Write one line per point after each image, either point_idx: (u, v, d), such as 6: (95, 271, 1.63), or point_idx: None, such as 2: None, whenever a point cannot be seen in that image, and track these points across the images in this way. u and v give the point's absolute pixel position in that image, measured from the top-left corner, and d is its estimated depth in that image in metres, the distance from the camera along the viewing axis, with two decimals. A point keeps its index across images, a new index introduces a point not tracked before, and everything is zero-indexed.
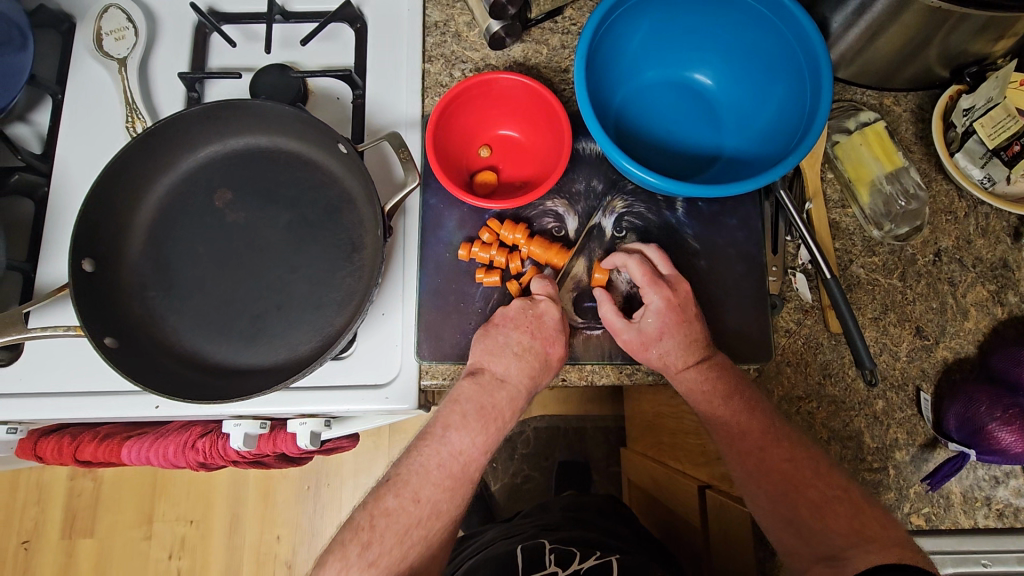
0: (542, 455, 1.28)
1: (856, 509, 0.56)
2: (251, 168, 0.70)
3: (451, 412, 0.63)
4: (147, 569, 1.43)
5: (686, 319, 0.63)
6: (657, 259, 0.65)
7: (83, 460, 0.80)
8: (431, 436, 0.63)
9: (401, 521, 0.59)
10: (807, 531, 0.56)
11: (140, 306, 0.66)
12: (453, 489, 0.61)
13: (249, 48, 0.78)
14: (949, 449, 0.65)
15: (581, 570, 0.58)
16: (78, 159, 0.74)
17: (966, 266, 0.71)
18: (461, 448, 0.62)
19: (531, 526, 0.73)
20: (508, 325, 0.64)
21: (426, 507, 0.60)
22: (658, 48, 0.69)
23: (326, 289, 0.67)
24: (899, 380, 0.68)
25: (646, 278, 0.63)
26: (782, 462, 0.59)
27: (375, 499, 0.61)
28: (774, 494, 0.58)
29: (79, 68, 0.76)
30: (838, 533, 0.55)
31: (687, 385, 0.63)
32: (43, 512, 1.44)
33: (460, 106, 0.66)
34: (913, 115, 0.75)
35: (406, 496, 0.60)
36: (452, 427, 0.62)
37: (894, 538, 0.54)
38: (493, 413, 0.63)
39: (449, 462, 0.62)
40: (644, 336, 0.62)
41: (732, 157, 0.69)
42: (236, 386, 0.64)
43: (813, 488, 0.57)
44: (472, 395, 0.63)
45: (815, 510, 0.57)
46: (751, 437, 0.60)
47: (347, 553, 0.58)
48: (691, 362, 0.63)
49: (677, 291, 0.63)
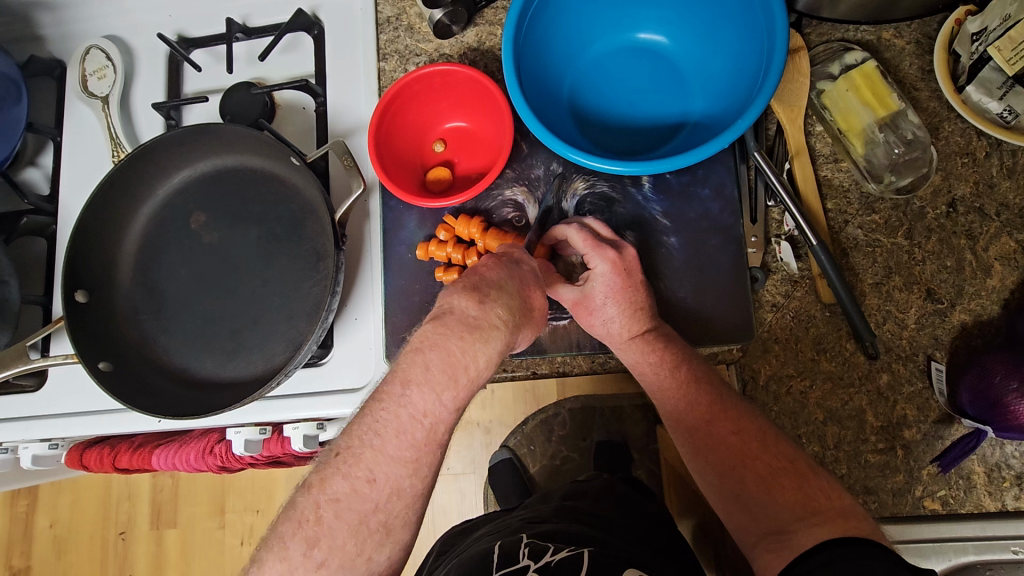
0: (580, 435, 1.07)
1: (803, 480, 0.49)
2: (221, 189, 0.73)
3: (412, 363, 0.44)
4: (224, 554, 1.57)
5: (632, 285, 0.57)
6: (598, 227, 0.60)
7: (122, 467, 0.88)
8: (387, 397, 0.44)
9: (355, 508, 0.42)
10: (754, 506, 0.50)
11: (133, 329, 0.71)
12: (416, 462, 0.43)
13: (216, 70, 0.80)
14: (965, 425, 0.58)
15: (551, 562, 0.56)
16: (78, 195, 0.80)
17: (988, 215, 0.62)
18: (425, 410, 0.43)
19: (521, 519, 0.74)
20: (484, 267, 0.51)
21: (384, 489, 0.43)
22: (604, 16, 0.64)
23: (296, 300, 0.68)
24: (907, 351, 0.61)
25: (588, 244, 0.58)
26: (731, 435, 0.53)
27: (319, 483, 0.43)
28: (720, 469, 0.53)
29: (74, 111, 0.82)
30: (784, 507, 0.48)
31: (633, 358, 0.58)
32: (133, 507, 1.60)
33: (401, 105, 0.65)
34: (918, 47, 0.66)
35: (358, 477, 0.43)
36: (413, 383, 0.43)
37: (843, 509, 0.46)
38: (464, 364, 0.44)
39: (410, 429, 0.43)
40: (587, 304, 0.59)
41: (698, 122, 0.63)
42: (221, 399, 0.67)
43: (761, 461, 0.51)
44: (437, 339, 0.44)
45: (764, 485, 0.50)
46: (697, 410, 0.55)
47: (289, 552, 0.42)
48: (636, 332, 0.58)
49: (622, 254, 0.58)
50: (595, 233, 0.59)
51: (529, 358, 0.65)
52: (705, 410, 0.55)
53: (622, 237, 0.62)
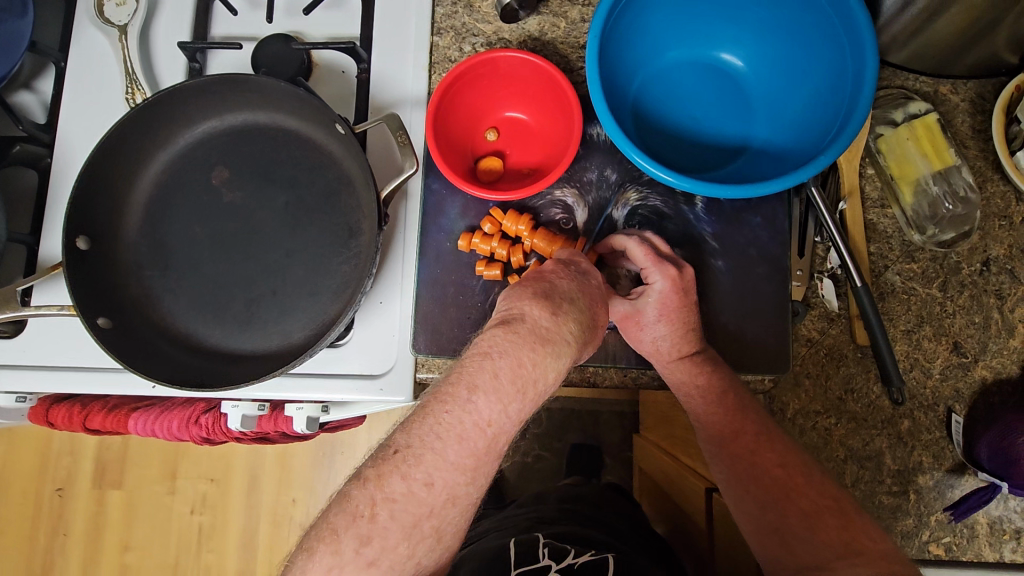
0: (555, 436, 1.36)
1: (846, 519, 0.53)
2: (249, 146, 0.68)
3: (481, 369, 0.46)
4: (171, 521, 1.49)
5: (687, 305, 0.58)
6: (658, 241, 0.60)
7: (92, 427, 0.81)
8: (452, 400, 0.45)
9: (410, 509, 0.44)
10: (794, 540, 0.54)
11: (136, 284, 0.65)
12: (474, 470, 0.46)
13: (252, 17, 0.74)
14: (978, 478, 0.60)
15: (574, 563, 0.65)
16: (81, 130, 0.72)
17: (1018, 278, 0.64)
18: (490, 418, 0.45)
19: (525, 519, 0.82)
20: (550, 276, 0.52)
21: (440, 494, 0.45)
22: (684, 26, 0.63)
23: (322, 276, 0.64)
24: (929, 400, 0.63)
25: (649, 258, 0.57)
26: (774, 467, 0.57)
27: (376, 479, 0.45)
28: (761, 500, 0.57)
29: (83, 37, 0.74)
30: (824, 545, 0.53)
31: (678, 378, 0.60)
32: (75, 463, 1.50)
33: (463, 86, 0.61)
34: (972, 105, 0.67)
35: (416, 479, 0.45)
36: (480, 390, 0.45)
37: (885, 552, 0.51)
38: (533, 376, 0.46)
39: (473, 437, 0.45)
40: (638, 320, 0.59)
41: (761, 148, 0.62)
42: (231, 372, 0.63)
43: (806, 496, 0.55)
44: (508, 347, 0.46)
45: (806, 521, 0.54)
46: (743, 439, 0.59)
47: (341, 547, 0.44)
48: (685, 353, 0.59)
49: (682, 273, 0.58)
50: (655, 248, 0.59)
51: None
52: (750, 439, 0.59)
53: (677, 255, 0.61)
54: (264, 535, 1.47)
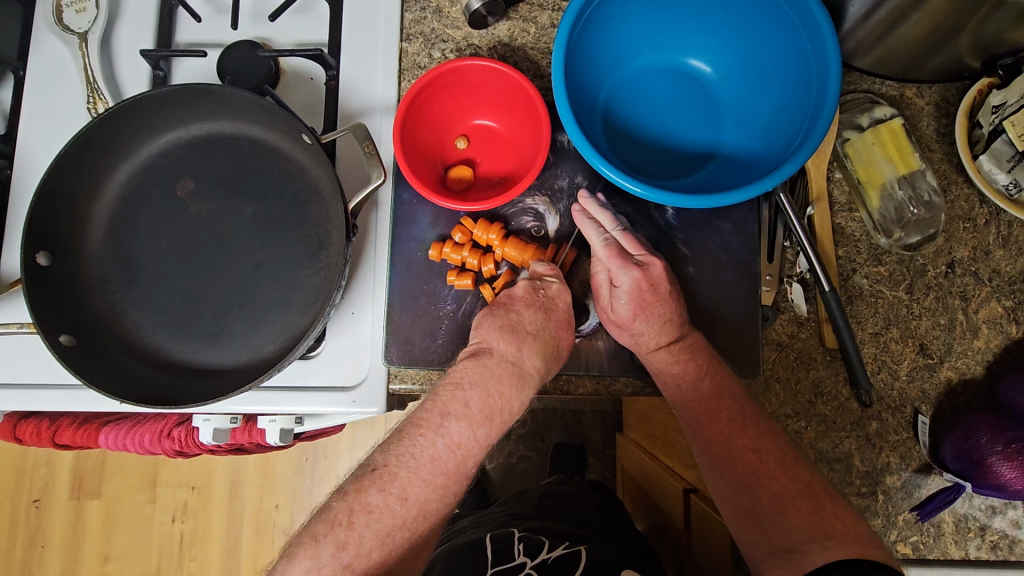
0: (538, 436, 1.38)
1: (818, 504, 0.56)
2: (215, 156, 0.66)
3: (454, 398, 0.55)
4: (152, 531, 1.48)
5: (660, 300, 0.59)
6: (627, 239, 0.61)
7: (61, 443, 0.81)
8: (426, 425, 0.55)
9: (385, 520, 0.52)
10: (766, 522, 0.56)
11: (100, 300, 0.64)
12: (444, 488, 0.54)
13: (217, 23, 0.73)
14: (944, 478, 0.61)
15: (548, 559, 0.66)
16: (42, 141, 0.71)
17: (982, 279, 0.65)
18: (459, 441, 0.55)
19: (503, 513, 0.84)
20: (518, 304, 0.59)
21: (412, 507, 0.53)
22: (653, 33, 0.63)
23: (291, 288, 0.64)
24: (897, 402, 0.64)
25: (612, 260, 0.60)
26: (748, 452, 0.58)
27: (356, 492, 0.53)
28: (735, 483, 0.59)
29: (42, 44, 0.72)
30: (797, 527, 0.55)
31: (658, 365, 0.61)
32: (51, 473, 1.48)
33: (431, 95, 0.60)
34: (937, 108, 0.68)
35: (391, 493, 0.53)
36: (452, 416, 0.55)
37: (855, 534, 0.54)
38: (498, 405, 0.56)
39: (445, 457, 0.54)
40: (616, 318, 0.61)
41: (729, 155, 0.62)
42: (199, 388, 0.62)
43: (777, 481, 0.57)
44: (477, 378, 0.56)
45: (778, 504, 0.56)
46: (717, 425, 0.60)
47: (318, 551, 0.50)
48: (663, 343, 0.60)
49: (648, 270, 0.59)
50: (623, 246, 0.61)
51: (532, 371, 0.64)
52: (724, 424, 0.60)
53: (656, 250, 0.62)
54: (247, 541, 1.46)
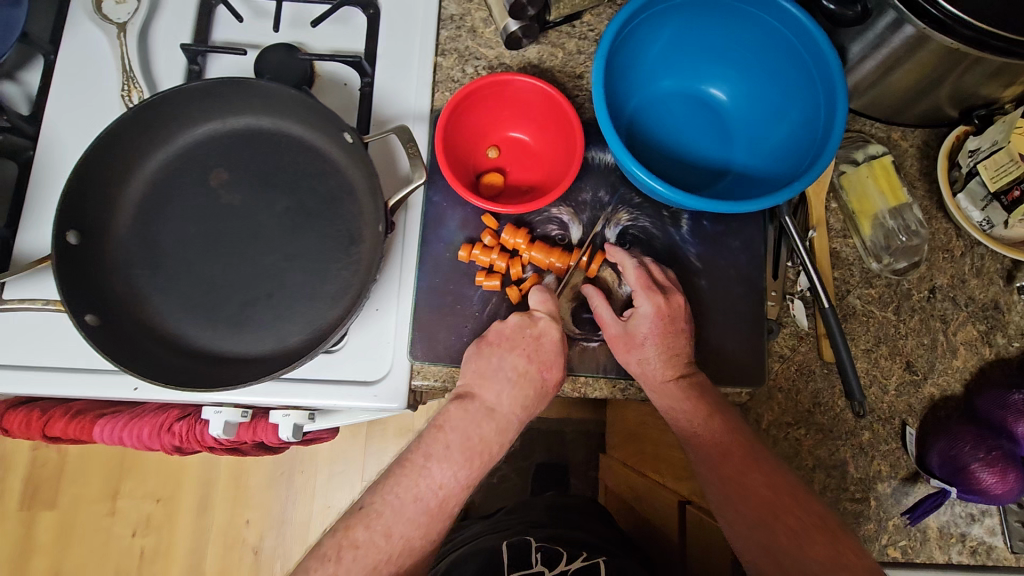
0: (523, 455, 1.40)
1: (833, 536, 0.55)
2: (250, 150, 0.68)
3: (435, 442, 0.62)
4: (109, 545, 1.40)
5: (673, 331, 0.64)
6: (655, 268, 0.66)
7: (51, 435, 0.77)
8: (411, 466, 0.61)
9: (370, 555, 0.57)
10: (784, 558, 0.55)
11: (123, 283, 0.64)
12: (428, 524, 0.59)
13: (257, 26, 0.75)
14: (929, 485, 0.66)
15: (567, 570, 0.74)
16: (69, 124, 0.71)
17: (959, 304, 0.72)
18: (441, 482, 0.61)
19: (520, 522, 0.90)
20: (505, 345, 0.63)
21: (396, 543, 0.58)
22: (676, 59, 0.68)
23: (321, 281, 0.65)
24: (886, 414, 0.69)
25: (640, 283, 0.64)
26: (761, 488, 0.58)
27: (347, 529, 0.59)
28: (752, 520, 0.57)
29: (77, 31, 0.73)
30: (817, 562, 0.54)
31: (666, 402, 0.63)
32: (4, 479, 1.40)
33: (471, 104, 0.64)
34: (919, 151, 0.75)
35: (378, 530, 0.58)
36: (433, 458, 0.61)
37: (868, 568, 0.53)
38: (478, 447, 0.62)
39: (427, 496, 0.60)
40: (627, 339, 0.64)
41: (741, 173, 0.68)
42: (221, 374, 0.62)
43: (792, 514, 0.57)
44: (457, 424, 0.62)
45: (796, 541, 0.55)
46: (731, 460, 0.60)
47: None
48: (673, 375, 0.64)
49: (669, 301, 0.64)
50: (650, 274, 0.65)
51: None
52: (737, 459, 0.60)
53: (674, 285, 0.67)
54: (213, 558, 1.40)
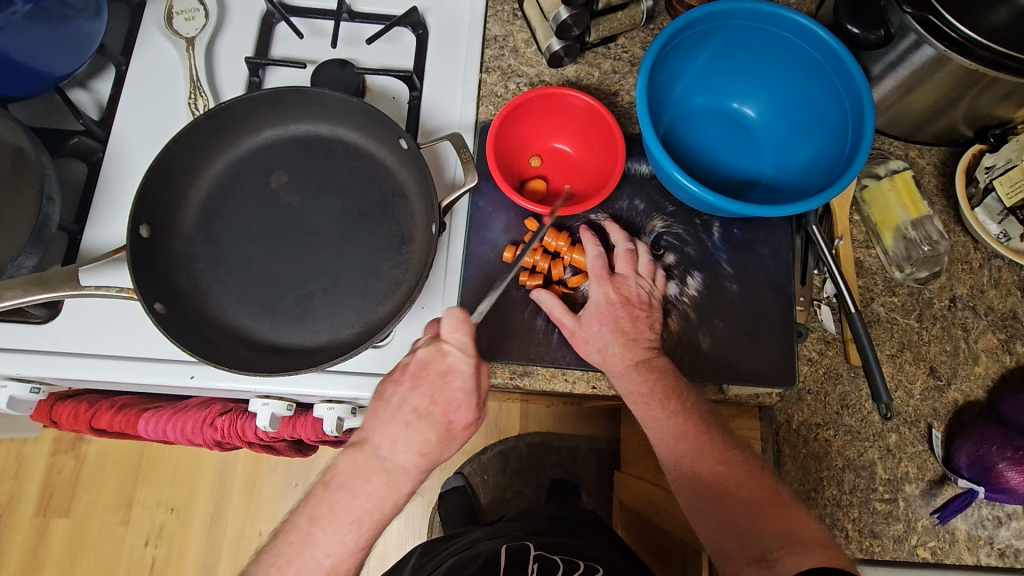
0: (535, 471, 1.41)
1: (787, 511, 0.60)
2: (309, 155, 0.72)
3: (320, 501, 0.58)
4: (120, 555, 1.39)
5: (626, 315, 0.66)
6: (618, 258, 0.69)
7: (97, 428, 0.80)
8: (295, 531, 0.57)
9: None
10: (740, 533, 0.59)
11: (186, 276, 0.67)
12: None
13: (314, 42, 0.80)
14: (957, 486, 0.68)
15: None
16: (137, 129, 0.75)
17: (979, 314, 0.75)
18: (327, 551, 0.56)
19: (519, 530, 0.92)
20: (406, 381, 0.61)
21: None
22: (707, 79, 0.74)
23: (373, 278, 0.68)
24: (912, 417, 0.71)
25: (594, 273, 0.68)
26: (716, 464, 0.62)
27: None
28: (708, 495, 0.62)
29: (148, 44, 0.78)
30: (766, 535, 0.58)
31: (626, 385, 0.65)
32: (19, 486, 1.40)
33: (518, 116, 0.70)
34: (936, 168, 0.79)
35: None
36: (318, 523, 0.57)
37: (819, 540, 0.57)
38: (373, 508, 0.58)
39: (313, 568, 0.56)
40: (586, 328, 0.67)
41: (769, 184, 0.72)
42: (278, 363, 0.65)
43: (745, 490, 0.61)
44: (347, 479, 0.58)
45: (750, 513, 0.60)
46: (687, 440, 0.63)
47: None
48: (634, 359, 0.66)
49: (621, 287, 0.67)
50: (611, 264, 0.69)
51: (591, 372, 0.70)
52: (693, 438, 0.63)
53: (642, 273, 0.69)
54: (224, 570, 1.40)
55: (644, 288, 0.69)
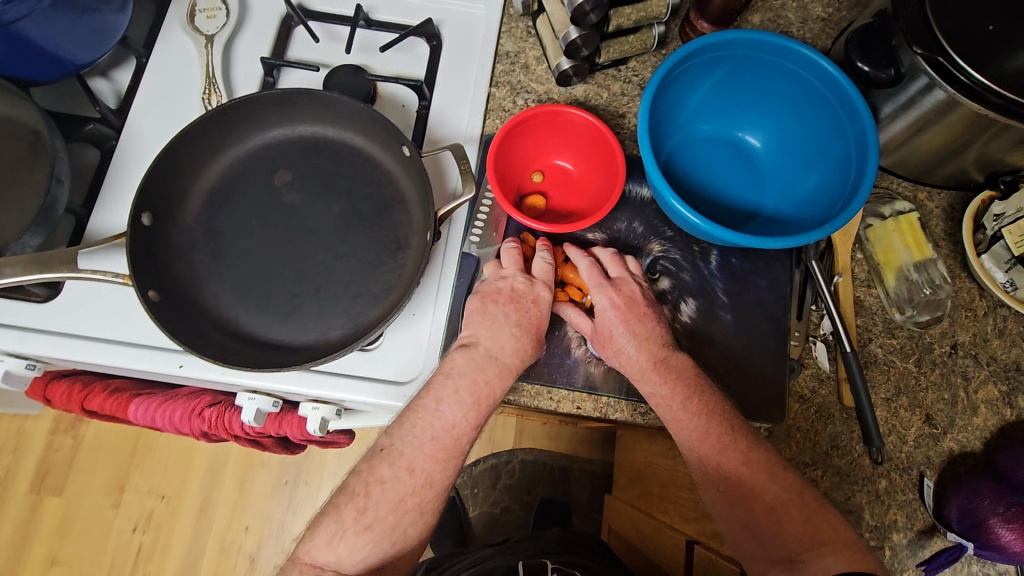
0: (525, 489, 1.40)
1: (809, 509, 0.59)
2: (315, 156, 0.74)
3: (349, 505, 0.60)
4: (108, 538, 1.40)
5: (636, 314, 0.66)
6: (607, 263, 0.69)
7: (89, 409, 0.81)
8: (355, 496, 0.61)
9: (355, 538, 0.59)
10: (762, 534, 0.60)
11: (185, 266, 0.68)
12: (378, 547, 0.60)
13: (330, 47, 0.82)
14: (946, 538, 0.66)
15: None
16: (150, 120, 0.77)
17: (980, 363, 0.73)
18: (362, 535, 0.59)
19: (534, 548, 0.92)
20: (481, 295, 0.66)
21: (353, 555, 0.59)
22: (712, 107, 0.74)
23: (365, 280, 0.68)
24: (904, 463, 0.69)
25: (590, 280, 0.67)
26: (739, 465, 0.61)
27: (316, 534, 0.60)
28: (730, 497, 0.62)
29: (169, 39, 0.81)
30: (797, 538, 0.58)
31: (647, 384, 0.64)
32: (16, 462, 1.42)
33: (521, 131, 0.70)
34: (945, 212, 0.78)
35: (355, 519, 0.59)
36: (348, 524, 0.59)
37: (844, 540, 0.58)
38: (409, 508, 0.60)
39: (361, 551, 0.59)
40: (600, 337, 0.67)
41: (771, 216, 0.72)
42: (265, 358, 0.65)
43: (770, 492, 0.60)
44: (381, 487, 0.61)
45: (771, 516, 0.60)
46: (709, 441, 0.62)
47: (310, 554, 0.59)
48: (652, 361, 0.65)
49: (621, 289, 0.67)
50: (604, 270, 0.69)
51: (576, 392, 0.69)
52: (716, 438, 0.62)
53: (631, 268, 0.70)
54: (208, 562, 1.40)
55: (640, 284, 0.69)
